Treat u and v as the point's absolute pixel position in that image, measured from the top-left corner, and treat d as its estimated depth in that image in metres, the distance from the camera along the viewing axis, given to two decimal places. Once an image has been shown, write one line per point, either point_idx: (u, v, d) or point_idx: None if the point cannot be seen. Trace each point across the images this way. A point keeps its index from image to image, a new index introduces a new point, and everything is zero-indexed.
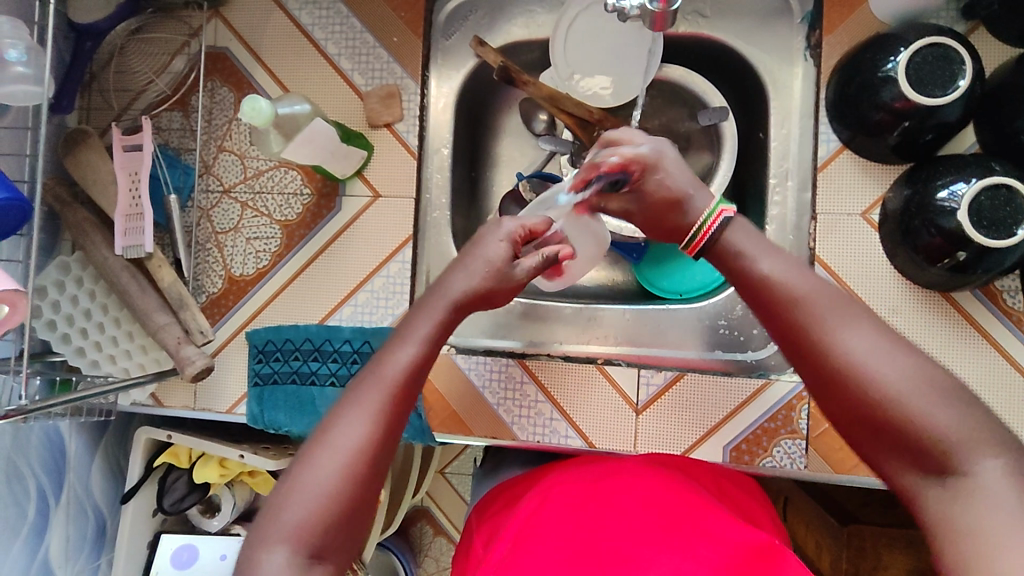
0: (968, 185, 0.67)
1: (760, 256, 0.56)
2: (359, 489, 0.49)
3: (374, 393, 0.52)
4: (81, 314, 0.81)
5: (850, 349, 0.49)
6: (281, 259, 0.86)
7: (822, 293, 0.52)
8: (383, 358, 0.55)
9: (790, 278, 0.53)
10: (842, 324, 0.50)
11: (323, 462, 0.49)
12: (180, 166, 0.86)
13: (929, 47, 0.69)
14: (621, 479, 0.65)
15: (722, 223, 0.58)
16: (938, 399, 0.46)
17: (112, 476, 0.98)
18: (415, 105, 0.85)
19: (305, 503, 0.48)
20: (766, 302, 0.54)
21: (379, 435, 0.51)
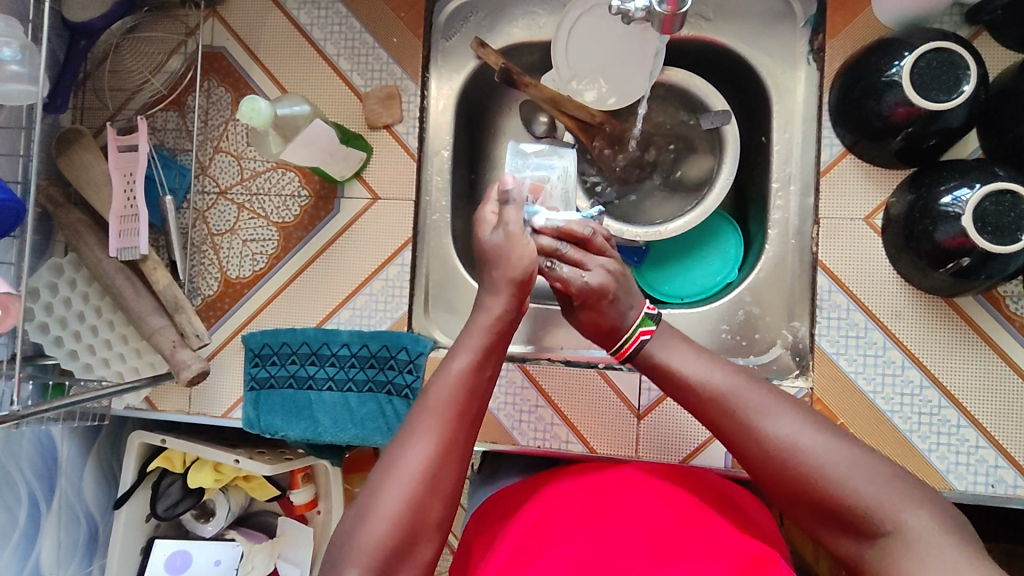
0: (973, 190, 0.67)
1: (681, 358, 0.61)
2: (421, 505, 0.54)
3: (434, 415, 0.57)
4: (75, 317, 0.80)
5: (778, 433, 0.54)
6: (278, 262, 0.85)
7: (742, 386, 0.57)
8: (441, 375, 0.59)
9: (711, 373, 0.59)
10: (767, 411, 0.55)
11: (390, 482, 0.54)
12: (175, 166, 0.85)
13: (934, 51, 0.69)
14: (622, 487, 0.64)
15: (637, 346, 0.63)
16: (855, 470, 0.51)
17: (105, 480, 0.97)
18: (415, 106, 0.84)
19: (375, 526, 0.52)
20: (691, 401, 0.59)
21: (439, 459, 0.55)
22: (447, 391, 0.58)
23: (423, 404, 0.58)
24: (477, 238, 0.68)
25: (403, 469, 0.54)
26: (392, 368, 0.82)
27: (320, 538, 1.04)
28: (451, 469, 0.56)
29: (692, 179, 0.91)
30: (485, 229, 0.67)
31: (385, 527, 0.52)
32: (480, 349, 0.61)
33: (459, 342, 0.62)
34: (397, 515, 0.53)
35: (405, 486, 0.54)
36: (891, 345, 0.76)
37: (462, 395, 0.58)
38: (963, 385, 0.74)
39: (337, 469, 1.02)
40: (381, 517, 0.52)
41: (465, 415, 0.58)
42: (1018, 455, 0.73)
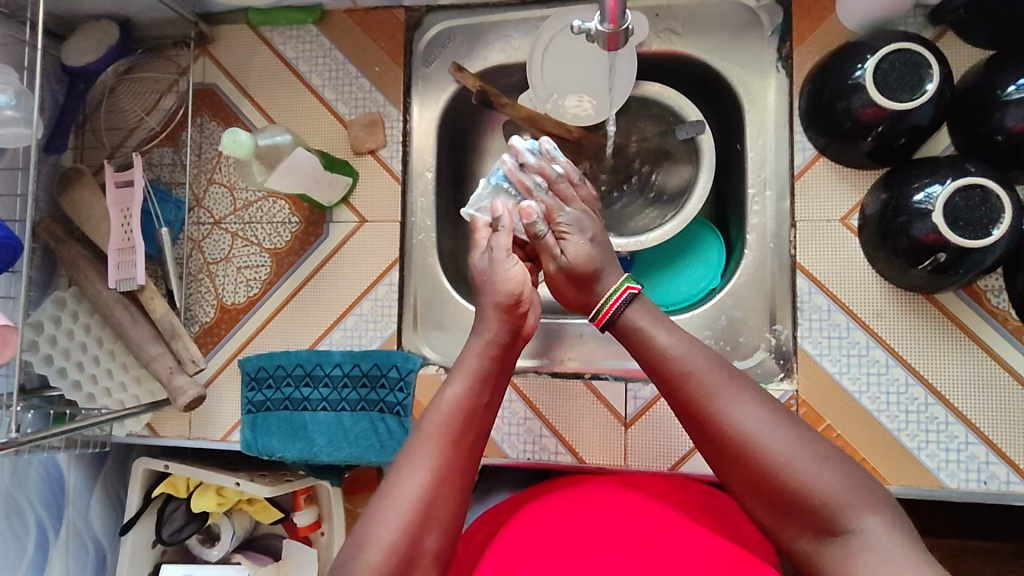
0: (943, 187, 0.68)
1: (658, 329, 0.62)
2: (418, 536, 0.55)
3: (432, 442, 0.59)
4: (77, 348, 0.82)
5: (742, 420, 0.55)
6: (271, 287, 0.87)
7: (709, 369, 0.58)
8: (438, 401, 0.62)
9: (680, 351, 0.60)
10: (732, 399, 0.57)
11: (392, 510, 0.55)
12: (171, 201, 0.89)
13: (896, 53, 0.70)
14: (610, 501, 0.65)
15: (627, 298, 0.64)
16: (819, 462, 0.53)
17: (112, 508, 0.99)
18: (398, 131, 0.87)
19: (372, 554, 0.53)
20: (662, 374, 0.60)
21: (435, 484, 0.57)
22: (442, 418, 0.61)
23: (419, 433, 0.61)
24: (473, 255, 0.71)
25: (402, 497, 0.56)
26: (383, 387, 0.84)
27: (324, 559, 1.05)
28: (449, 498, 0.58)
29: (673, 189, 0.92)
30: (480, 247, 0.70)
31: (381, 555, 0.53)
32: (473, 375, 0.64)
33: (453, 371, 0.64)
34: (393, 544, 0.54)
35: (403, 513, 0.55)
36: (875, 344, 0.76)
37: (456, 420, 0.61)
38: (950, 381, 0.74)
39: (338, 489, 1.04)
40: (379, 543, 0.54)
41: (463, 442, 0.60)
42: (1009, 450, 0.73)
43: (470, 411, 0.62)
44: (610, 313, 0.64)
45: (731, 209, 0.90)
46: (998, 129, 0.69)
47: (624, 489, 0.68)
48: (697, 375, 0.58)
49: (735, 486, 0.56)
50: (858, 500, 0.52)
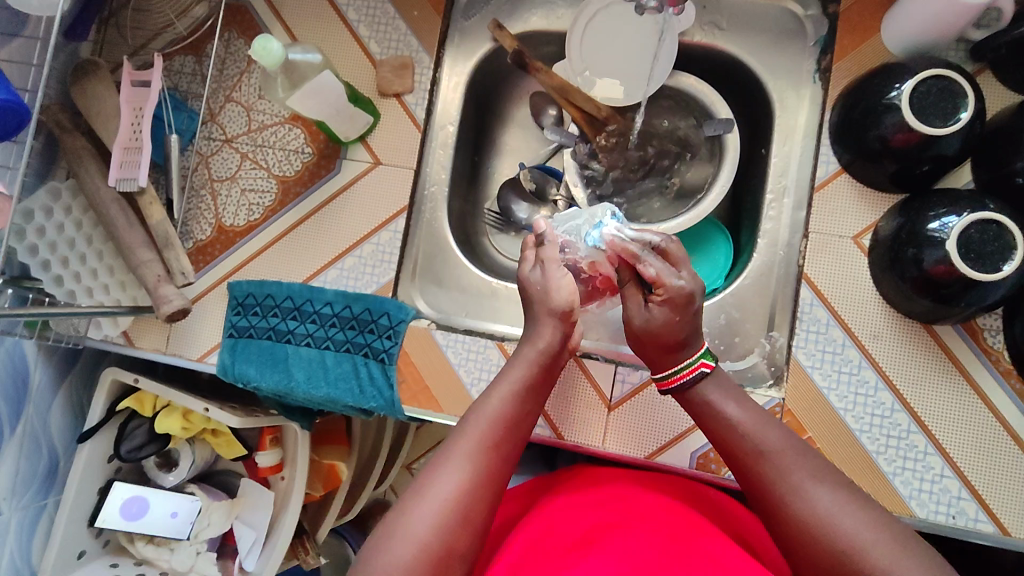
0: (959, 218, 0.68)
1: (727, 402, 0.64)
2: (451, 539, 0.55)
3: (470, 445, 0.59)
4: (65, 243, 0.80)
5: (818, 498, 0.56)
6: (273, 214, 0.86)
7: (793, 454, 0.59)
8: (482, 403, 0.63)
9: (760, 432, 0.61)
10: (807, 478, 0.58)
11: (425, 509, 0.56)
12: (185, 111, 0.87)
13: (934, 78, 0.71)
14: (627, 503, 0.66)
15: (699, 374, 0.66)
16: (896, 550, 0.52)
17: (72, 415, 0.96)
18: (426, 79, 0.86)
19: (404, 550, 0.54)
20: (733, 450, 0.62)
21: (472, 485, 0.57)
22: (486, 420, 0.61)
23: (460, 431, 0.61)
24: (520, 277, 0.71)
25: (438, 495, 0.56)
26: (371, 332, 0.82)
27: (279, 503, 1.02)
28: (484, 498, 0.58)
29: (690, 186, 0.92)
30: (528, 267, 0.70)
31: (416, 548, 0.54)
32: (522, 382, 0.64)
33: (500, 377, 0.65)
34: (426, 540, 0.54)
35: (436, 512, 0.56)
36: (866, 364, 0.76)
37: (500, 422, 0.61)
38: (933, 412, 0.74)
39: (305, 436, 1.01)
40: (411, 539, 0.54)
41: (502, 446, 0.60)
42: (980, 488, 0.73)
43: (511, 420, 0.62)
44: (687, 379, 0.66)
45: (746, 213, 0.90)
46: (1020, 172, 0.69)
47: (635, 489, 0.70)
48: (766, 450, 0.60)
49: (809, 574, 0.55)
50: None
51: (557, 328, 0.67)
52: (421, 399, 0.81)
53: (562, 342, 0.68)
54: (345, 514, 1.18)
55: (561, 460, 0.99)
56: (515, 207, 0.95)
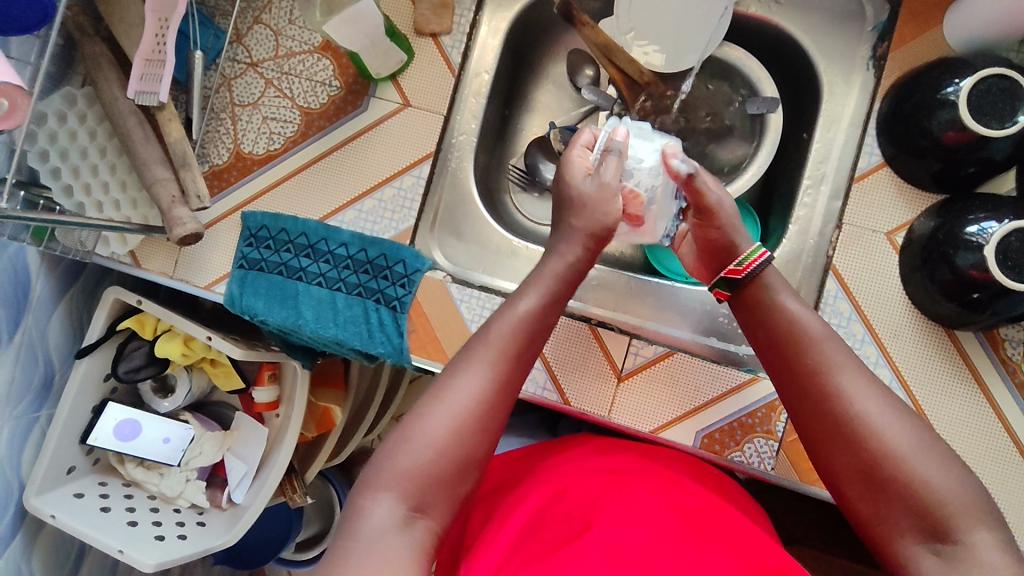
0: (1000, 225, 0.66)
1: (785, 297, 0.62)
2: (465, 445, 0.55)
3: (488, 353, 0.58)
4: (77, 152, 0.77)
5: (864, 402, 0.54)
6: (294, 146, 0.83)
7: (842, 351, 0.58)
8: (503, 311, 0.61)
9: (809, 323, 0.60)
10: (856, 381, 0.56)
11: (441, 413, 0.55)
12: (211, 28, 0.82)
13: (996, 77, 0.68)
14: (639, 475, 0.65)
15: (762, 265, 0.64)
16: (937, 463, 0.51)
17: (71, 331, 0.95)
18: (466, 21, 0.82)
19: (418, 452, 0.54)
20: (784, 343, 0.60)
21: (490, 393, 0.57)
22: (508, 329, 0.60)
23: (479, 338, 0.60)
24: (567, 182, 0.68)
25: (455, 399, 0.56)
26: (385, 279, 0.80)
27: (272, 441, 1.01)
28: (499, 407, 0.57)
29: (725, 164, 0.90)
30: (579, 174, 0.68)
31: (430, 453, 0.54)
32: (545, 296, 0.63)
33: (522, 288, 0.63)
34: (441, 444, 0.54)
35: (451, 417, 0.55)
36: (883, 362, 0.75)
37: (520, 331, 0.60)
38: (943, 417, 0.74)
39: (305, 373, 0.99)
40: (426, 444, 0.54)
41: (517, 356, 0.59)
42: None
43: (531, 331, 0.61)
44: (748, 270, 0.64)
45: (778, 198, 0.88)
46: None
47: (640, 459, 0.70)
48: (822, 346, 0.58)
49: (837, 473, 0.55)
50: (971, 512, 0.50)
51: (582, 251, 0.65)
52: (430, 349, 0.79)
53: (584, 259, 0.66)
54: (335, 457, 1.18)
55: (562, 425, 0.99)
56: (542, 166, 0.93)
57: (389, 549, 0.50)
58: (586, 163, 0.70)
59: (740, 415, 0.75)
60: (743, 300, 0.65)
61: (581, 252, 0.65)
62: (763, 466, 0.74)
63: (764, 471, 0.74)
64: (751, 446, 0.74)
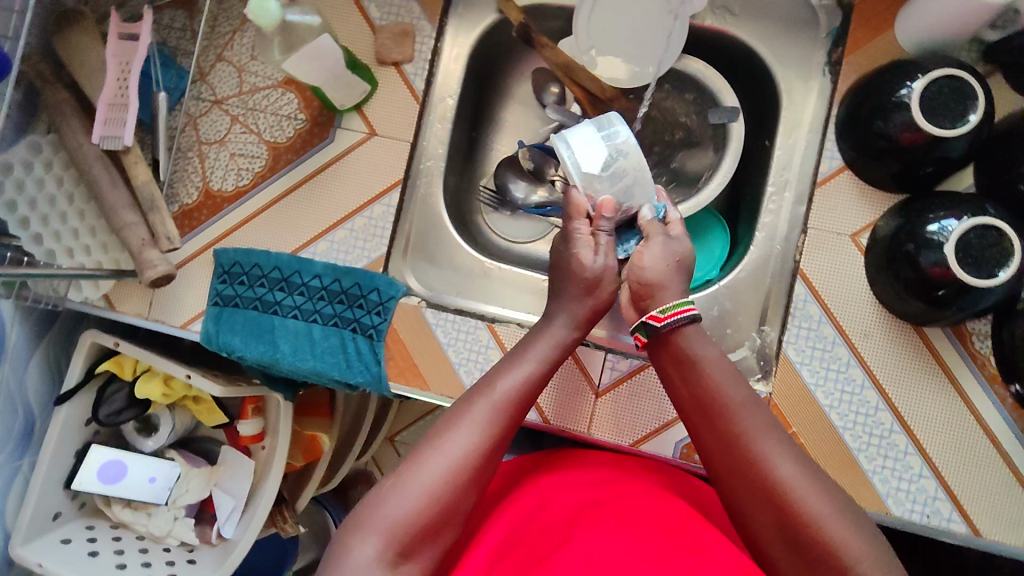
0: (959, 222, 0.67)
1: (705, 357, 0.62)
2: (456, 497, 0.57)
3: (486, 411, 0.59)
4: (45, 200, 0.77)
5: (783, 469, 0.56)
6: (262, 181, 0.83)
7: (756, 413, 0.59)
8: (502, 371, 0.63)
9: (729, 388, 0.60)
10: (774, 447, 0.57)
11: (433, 464, 0.56)
12: (174, 68, 0.84)
13: (946, 78, 0.69)
14: (622, 489, 0.66)
15: (688, 319, 0.64)
16: (852, 528, 0.53)
17: (49, 377, 0.94)
18: (427, 48, 0.83)
19: (412, 497, 0.55)
20: (704, 407, 0.61)
21: (483, 452, 0.58)
22: (513, 389, 0.61)
23: (480, 393, 0.61)
24: (578, 266, 0.68)
25: (450, 453, 0.57)
26: (361, 307, 0.81)
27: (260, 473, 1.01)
28: (492, 464, 0.59)
29: (692, 173, 0.91)
30: (588, 255, 0.68)
31: (421, 502, 0.55)
32: (543, 360, 0.65)
33: (521, 350, 0.65)
34: (432, 495, 0.55)
35: (448, 467, 0.56)
36: (855, 363, 0.76)
37: (521, 393, 0.62)
38: (916, 414, 0.75)
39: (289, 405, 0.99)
40: (417, 492, 0.55)
41: (516, 417, 0.61)
42: (957, 490, 0.73)
43: (530, 393, 0.62)
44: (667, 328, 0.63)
45: (745, 204, 0.89)
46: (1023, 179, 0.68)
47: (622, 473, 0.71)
48: (742, 412, 0.59)
49: (755, 528, 0.57)
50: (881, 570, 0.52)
51: (582, 322, 0.68)
52: (408, 376, 0.80)
53: (580, 329, 0.68)
54: (325, 484, 1.18)
55: (546, 441, 0.99)
56: (512, 185, 0.92)
57: None
58: (589, 239, 0.70)
59: None
60: (665, 359, 0.65)
61: (578, 331, 0.68)
62: None
63: None
64: None
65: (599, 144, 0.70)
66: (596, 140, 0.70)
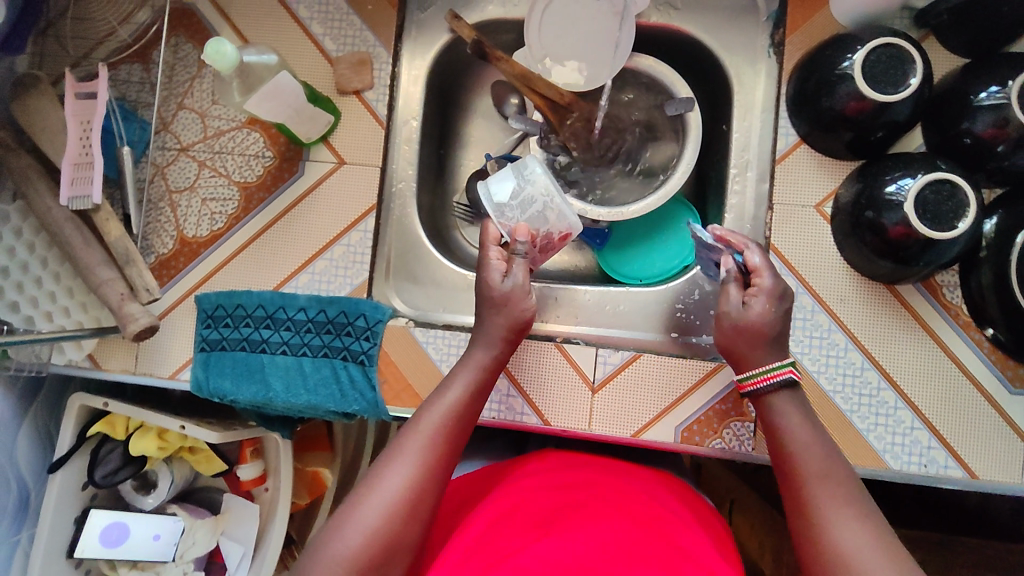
0: (914, 181, 0.70)
1: (797, 426, 0.62)
2: (396, 532, 0.57)
3: (416, 443, 0.61)
4: (19, 267, 0.78)
5: (841, 538, 0.54)
6: (237, 222, 0.83)
7: (834, 480, 0.58)
8: (430, 403, 0.65)
9: (811, 454, 0.60)
10: (841, 514, 0.56)
11: (369, 503, 0.58)
12: (136, 120, 0.84)
13: (884, 47, 0.72)
14: (599, 500, 0.65)
15: (784, 380, 0.63)
16: None
17: (40, 446, 0.92)
18: (386, 74, 0.85)
19: (351, 539, 0.56)
20: (786, 471, 0.61)
21: (416, 484, 0.59)
22: (439, 417, 0.63)
23: (409, 427, 0.63)
24: (487, 287, 0.70)
25: (386, 488, 0.58)
26: (349, 335, 0.81)
27: (266, 516, 1.01)
28: (431, 493, 0.60)
29: (656, 165, 0.93)
30: (496, 276, 0.70)
31: (360, 540, 0.56)
32: (471, 385, 0.66)
33: (447, 379, 0.67)
34: (372, 532, 0.56)
35: (383, 507, 0.57)
36: (836, 327, 0.79)
37: (450, 422, 0.63)
38: (901, 368, 0.77)
39: (287, 443, 0.99)
40: (356, 531, 0.56)
41: (448, 446, 0.62)
42: (948, 438, 0.76)
43: (461, 420, 0.64)
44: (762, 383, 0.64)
45: (712, 187, 0.92)
46: (967, 133, 0.71)
47: (602, 475, 0.70)
48: (818, 482, 0.58)
49: None
50: None
51: (501, 344, 0.69)
52: (405, 398, 0.80)
53: (501, 351, 0.69)
54: None
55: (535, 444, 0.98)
56: None
57: None
58: (501, 261, 0.71)
59: (713, 404, 0.78)
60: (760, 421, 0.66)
61: (498, 351, 0.69)
62: (744, 448, 0.77)
63: (746, 452, 0.77)
64: (730, 431, 0.77)
65: (508, 180, 0.76)
66: (507, 177, 0.76)
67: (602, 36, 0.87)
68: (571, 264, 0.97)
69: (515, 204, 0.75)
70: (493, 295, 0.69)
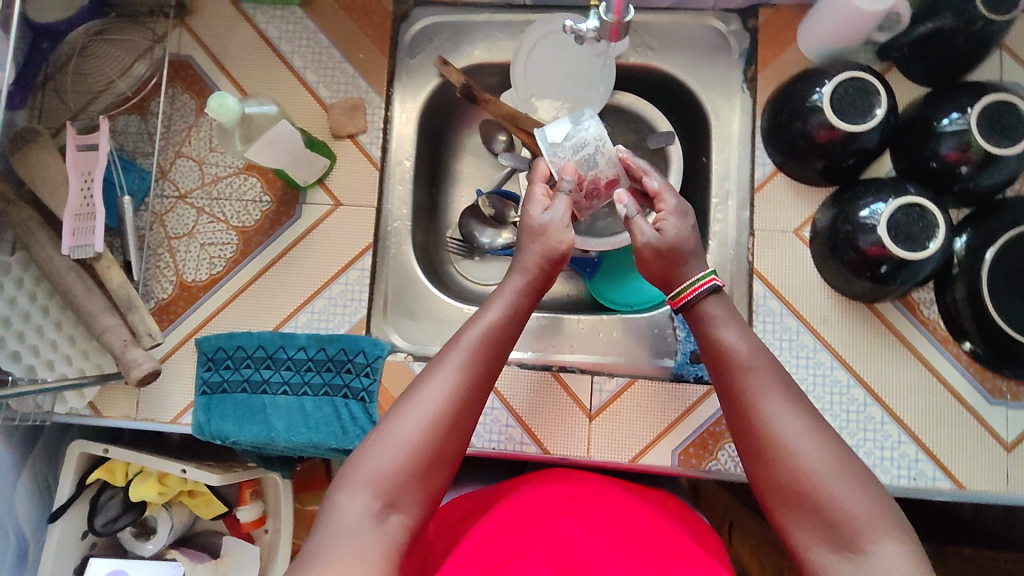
0: (886, 204, 0.73)
1: (725, 325, 0.63)
2: (438, 444, 0.56)
3: (459, 355, 0.59)
4: (20, 316, 0.79)
5: (782, 420, 0.56)
6: (235, 265, 0.85)
7: (768, 368, 0.59)
8: (473, 320, 0.63)
9: (744, 348, 0.60)
10: (780, 403, 0.57)
11: (412, 415, 0.57)
12: (135, 170, 0.86)
13: (850, 80, 0.77)
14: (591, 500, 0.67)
15: (708, 288, 0.65)
16: (851, 483, 0.53)
17: (39, 495, 0.92)
18: (379, 118, 0.88)
19: (393, 451, 0.55)
20: (720, 369, 0.61)
21: (459, 396, 0.58)
22: (481, 334, 0.61)
23: (452, 342, 0.61)
24: (528, 219, 0.71)
25: (430, 400, 0.57)
26: (349, 372, 0.82)
27: (267, 558, 1.01)
28: (472, 408, 0.59)
29: None
30: (538, 209, 0.71)
31: (403, 452, 0.55)
32: (510, 303, 0.65)
33: (490, 297, 0.65)
34: (417, 443, 0.56)
35: (426, 417, 0.56)
36: (820, 347, 0.82)
37: (492, 339, 0.61)
38: (885, 386, 0.80)
39: (286, 482, 1.00)
40: (399, 442, 0.55)
41: (491, 361, 0.61)
42: (932, 449, 0.79)
43: (503, 336, 0.62)
44: (690, 296, 0.65)
45: (694, 215, 0.95)
46: (932, 157, 0.75)
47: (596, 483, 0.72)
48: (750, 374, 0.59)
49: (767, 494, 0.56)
50: (878, 523, 0.52)
51: (539, 269, 0.67)
52: None
53: (535, 279, 0.67)
54: None
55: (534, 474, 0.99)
56: (477, 232, 0.97)
57: (359, 548, 0.52)
58: (545, 198, 0.73)
59: (708, 425, 0.80)
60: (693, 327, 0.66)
61: (530, 277, 0.67)
62: (739, 469, 0.79)
63: (741, 474, 0.79)
64: (725, 452, 0.79)
65: (565, 123, 0.80)
66: (564, 123, 0.80)
67: (585, 76, 0.91)
68: (562, 290, 0.99)
69: (570, 146, 0.79)
70: (533, 226, 0.70)
